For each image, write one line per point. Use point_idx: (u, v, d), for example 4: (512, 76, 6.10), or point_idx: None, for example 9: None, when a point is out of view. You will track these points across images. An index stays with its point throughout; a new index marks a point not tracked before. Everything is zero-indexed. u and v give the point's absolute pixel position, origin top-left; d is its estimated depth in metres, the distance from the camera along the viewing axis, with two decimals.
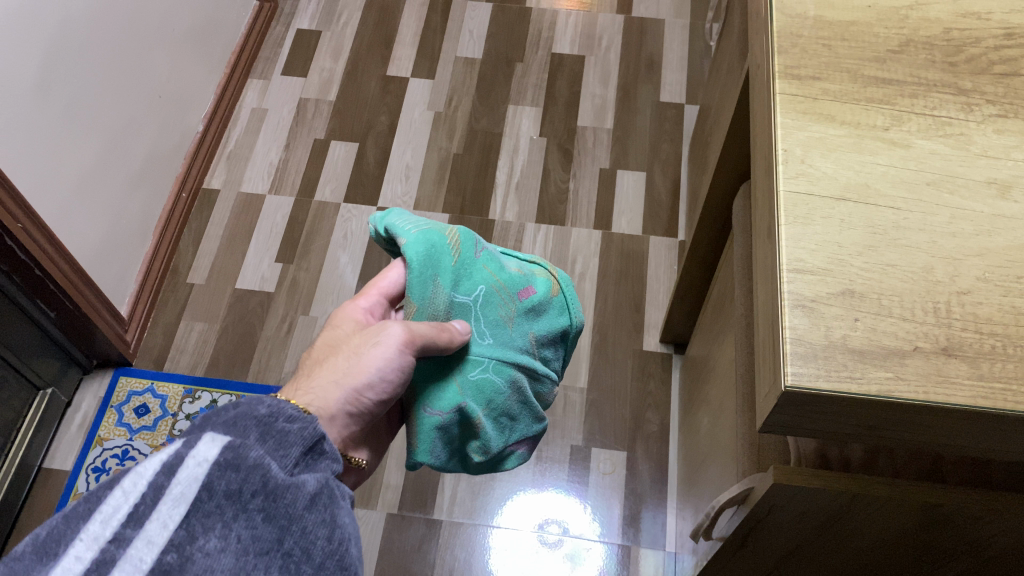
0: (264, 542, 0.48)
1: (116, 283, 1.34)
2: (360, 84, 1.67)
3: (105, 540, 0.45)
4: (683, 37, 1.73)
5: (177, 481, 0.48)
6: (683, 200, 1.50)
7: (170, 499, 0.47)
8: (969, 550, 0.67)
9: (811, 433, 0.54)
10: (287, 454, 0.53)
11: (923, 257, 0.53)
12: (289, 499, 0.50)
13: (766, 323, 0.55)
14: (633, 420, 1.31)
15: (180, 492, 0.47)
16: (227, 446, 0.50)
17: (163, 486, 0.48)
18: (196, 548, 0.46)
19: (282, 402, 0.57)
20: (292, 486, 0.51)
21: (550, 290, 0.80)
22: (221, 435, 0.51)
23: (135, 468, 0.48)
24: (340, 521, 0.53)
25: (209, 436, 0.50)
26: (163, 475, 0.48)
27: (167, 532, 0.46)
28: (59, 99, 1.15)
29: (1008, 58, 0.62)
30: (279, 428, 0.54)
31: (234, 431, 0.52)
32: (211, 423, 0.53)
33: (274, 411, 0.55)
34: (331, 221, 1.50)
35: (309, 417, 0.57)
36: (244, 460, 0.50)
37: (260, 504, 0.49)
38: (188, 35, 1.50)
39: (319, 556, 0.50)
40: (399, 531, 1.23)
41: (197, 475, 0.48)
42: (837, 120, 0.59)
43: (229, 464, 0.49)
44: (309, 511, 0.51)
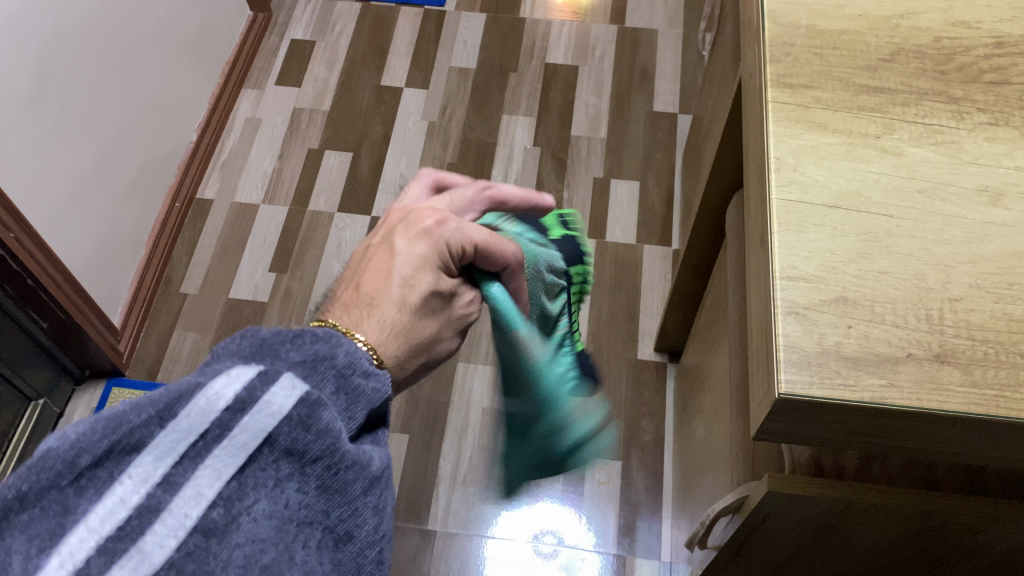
0: (311, 513, 0.40)
1: (109, 293, 1.33)
2: (354, 94, 1.68)
3: (154, 482, 0.36)
4: (676, 47, 1.73)
5: (244, 426, 0.38)
6: (677, 209, 1.51)
7: (231, 445, 0.38)
8: (964, 557, 0.67)
9: (805, 440, 0.54)
10: (353, 417, 0.43)
11: (916, 264, 0.53)
12: (350, 476, 0.42)
13: (759, 330, 0.55)
14: (628, 430, 1.31)
15: (243, 442, 0.38)
16: (305, 397, 0.40)
17: (229, 427, 0.38)
18: (244, 508, 0.38)
19: (358, 349, 0.45)
20: (356, 463, 0.42)
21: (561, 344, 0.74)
22: (299, 380, 0.41)
23: (205, 388, 0.38)
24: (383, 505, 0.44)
25: (288, 379, 0.40)
26: (232, 414, 0.38)
27: (217, 485, 0.37)
28: (52, 108, 1.15)
29: (998, 67, 0.62)
30: (354, 385, 0.44)
31: (311, 379, 0.42)
32: (286, 356, 0.42)
33: (352, 360, 0.44)
34: (324, 231, 1.49)
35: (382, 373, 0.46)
36: (319, 421, 0.40)
37: (319, 472, 0.40)
38: (182, 45, 1.50)
39: (361, 546, 0.43)
40: (393, 543, 1.22)
41: (267, 426, 0.38)
42: (829, 129, 0.59)
43: (302, 422, 0.40)
44: (365, 493, 0.43)
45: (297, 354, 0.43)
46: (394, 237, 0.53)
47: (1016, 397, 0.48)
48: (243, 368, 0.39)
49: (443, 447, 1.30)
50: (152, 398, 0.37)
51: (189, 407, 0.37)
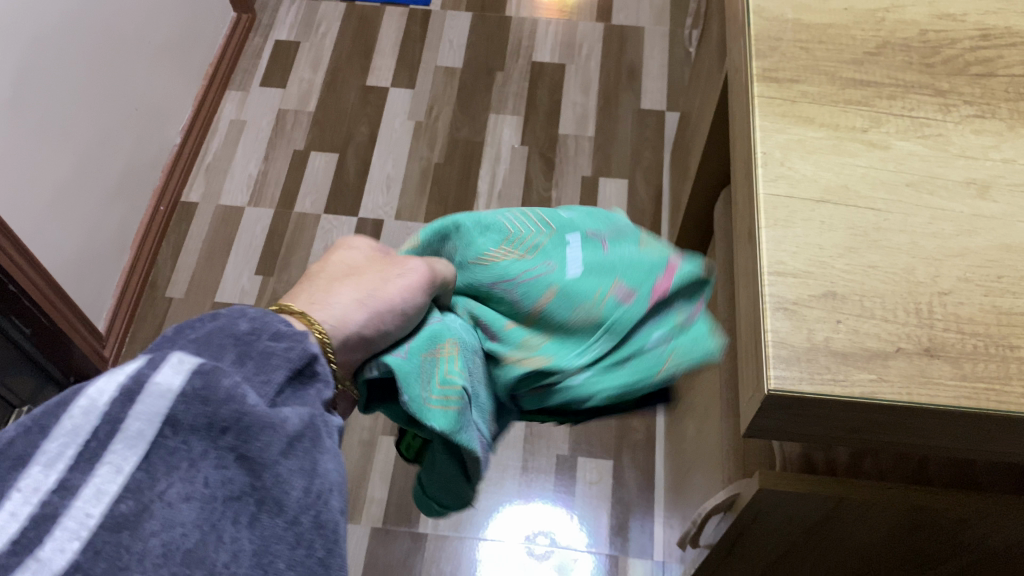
0: (234, 486, 0.40)
1: (93, 298, 1.32)
2: (340, 95, 1.66)
3: (47, 491, 0.36)
4: (663, 45, 1.73)
5: (136, 415, 0.39)
6: (666, 207, 1.50)
7: (127, 436, 0.38)
8: (957, 552, 0.66)
9: (795, 437, 0.53)
10: (267, 380, 0.44)
11: (904, 258, 0.53)
12: (264, 440, 0.40)
13: (748, 326, 0.54)
14: (619, 429, 1.30)
15: (137, 431, 0.39)
16: (195, 372, 0.41)
17: (119, 419, 0.39)
18: (157, 494, 0.38)
19: (265, 317, 0.48)
20: (267, 424, 0.41)
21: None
22: (190, 357, 0.42)
23: (87, 389, 0.39)
24: (323, 469, 0.42)
25: (175, 358, 0.41)
26: (120, 405, 0.39)
27: (120, 479, 0.38)
28: (32, 111, 1.14)
29: (984, 59, 0.62)
30: (261, 348, 0.45)
31: (206, 351, 0.44)
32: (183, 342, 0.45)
33: (256, 327, 0.47)
34: (311, 233, 1.48)
35: (298, 334, 0.47)
36: (217, 389, 0.40)
37: (231, 442, 0.40)
38: (165, 47, 1.49)
39: (294, 511, 0.40)
40: (384, 546, 1.21)
41: (160, 408, 0.39)
42: (815, 123, 0.59)
43: (197, 394, 0.40)
44: (284, 457, 0.41)
45: (194, 335, 0.46)
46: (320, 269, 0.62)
47: (1008, 390, 0.48)
48: (132, 361, 0.41)
49: None
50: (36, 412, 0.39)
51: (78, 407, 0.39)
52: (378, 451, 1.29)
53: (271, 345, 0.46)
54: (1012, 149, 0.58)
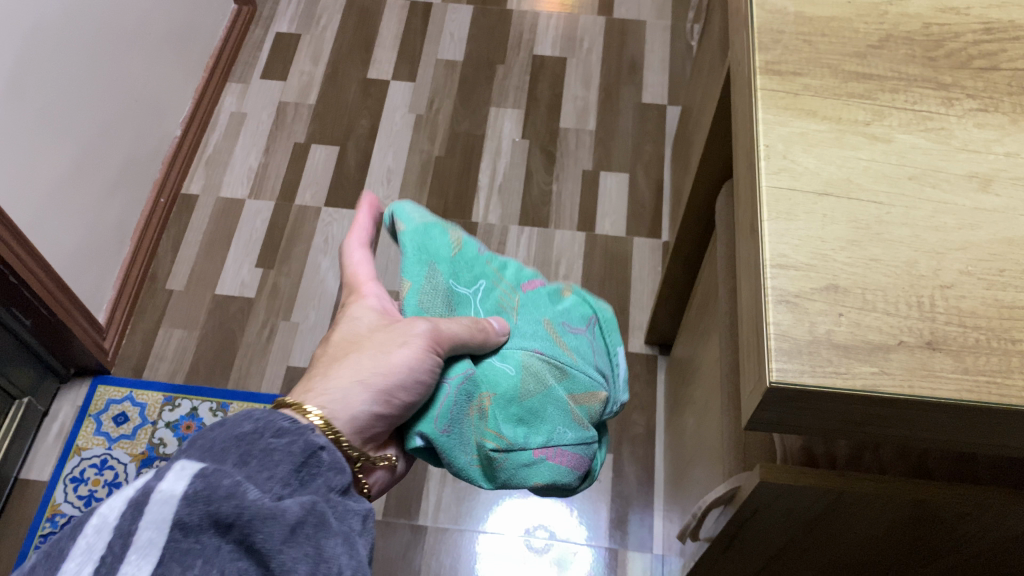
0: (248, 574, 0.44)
1: (93, 290, 1.31)
2: (340, 87, 1.66)
3: None
4: (664, 39, 1.73)
5: (145, 523, 0.42)
6: (666, 201, 1.50)
7: (139, 547, 0.42)
8: (955, 546, 0.67)
9: (796, 430, 0.53)
10: (270, 475, 0.49)
11: (906, 252, 0.53)
12: (268, 530, 0.44)
13: (749, 319, 0.54)
14: (619, 423, 1.30)
15: (148, 539, 0.42)
16: (198, 475, 0.44)
17: (130, 531, 0.42)
18: None
19: (256, 417, 0.52)
20: (273, 515, 0.45)
21: (562, 290, 0.77)
22: (193, 465, 0.46)
23: (98, 508, 0.43)
24: (328, 553, 0.46)
25: (178, 468, 0.45)
26: (129, 519, 0.42)
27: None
28: (32, 102, 1.14)
29: (987, 53, 0.62)
30: (263, 446, 0.50)
31: (210, 458, 0.48)
32: (186, 452, 0.48)
33: (258, 427, 0.51)
34: (312, 226, 1.48)
35: (299, 428, 0.53)
36: (219, 487, 0.44)
37: (237, 537, 0.44)
38: (165, 38, 1.48)
39: None
40: (383, 538, 1.22)
41: (166, 514, 0.43)
42: (818, 116, 0.59)
43: (199, 496, 0.43)
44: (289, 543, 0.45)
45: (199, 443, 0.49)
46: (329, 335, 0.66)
47: (1009, 383, 0.48)
48: (140, 477, 0.45)
49: None
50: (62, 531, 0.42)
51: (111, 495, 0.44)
52: None
53: (269, 441, 0.51)
54: (1015, 143, 0.57)
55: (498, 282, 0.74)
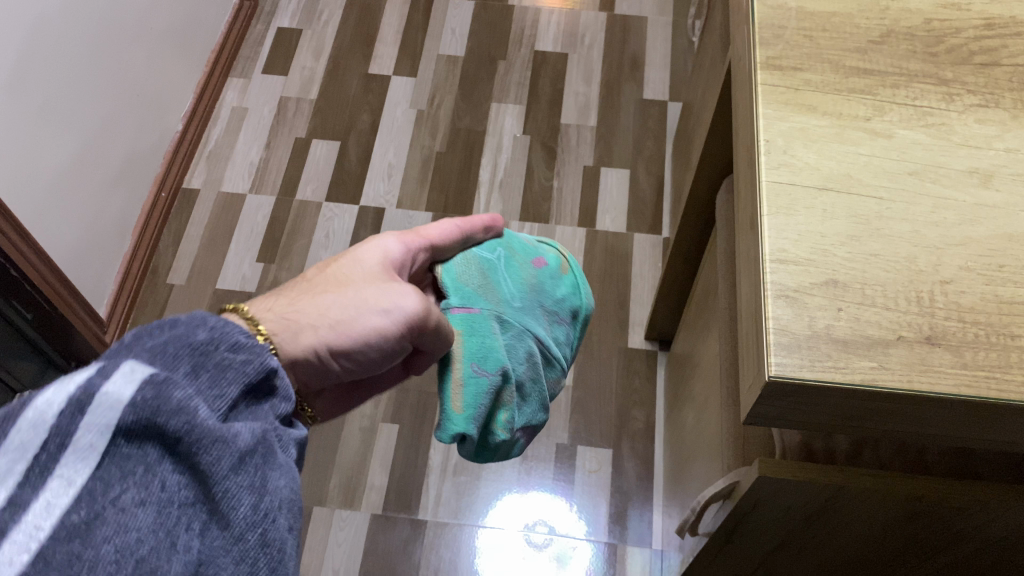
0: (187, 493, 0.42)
1: (94, 284, 1.31)
2: (341, 83, 1.66)
3: (1, 505, 0.38)
4: (666, 35, 1.73)
5: (87, 426, 0.41)
6: (667, 197, 1.50)
7: (79, 449, 0.40)
8: (953, 541, 0.67)
9: (795, 424, 0.53)
10: (221, 394, 0.46)
11: (906, 247, 0.53)
12: (213, 455, 0.42)
13: (749, 314, 0.54)
14: (619, 418, 1.31)
15: (89, 443, 0.40)
16: (148, 382, 0.42)
17: (70, 432, 0.40)
18: (110, 501, 0.40)
19: (211, 327, 0.48)
20: (220, 439, 0.43)
21: (560, 265, 0.82)
22: (144, 368, 0.43)
23: (34, 401, 0.41)
24: (272, 485, 0.45)
25: (128, 369, 0.43)
26: (69, 418, 0.40)
27: (71, 492, 0.39)
28: (34, 97, 1.14)
29: (988, 49, 0.62)
30: (218, 359, 0.47)
31: (162, 362, 0.44)
32: (133, 351, 0.45)
33: (213, 337, 0.47)
34: (313, 221, 1.48)
35: (255, 347, 0.50)
36: (169, 402, 0.42)
37: (179, 454, 0.42)
38: (165, 32, 1.48)
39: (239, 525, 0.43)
40: (383, 532, 1.22)
41: (110, 419, 0.41)
42: (819, 112, 0.59)
43: (147, 406, 0.41)
44: (235, 472, 0.43)
45: (148, 344, 0.46)
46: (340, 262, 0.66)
47: (1008, 378, 0.48)
48: (83, 372, 0.43)
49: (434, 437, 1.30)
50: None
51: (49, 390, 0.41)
52: (379, 438, 1.30)
53: (226, 356, 0.47)
54: (1015, 139, 0.57)
55: (517, 261, 0.77)
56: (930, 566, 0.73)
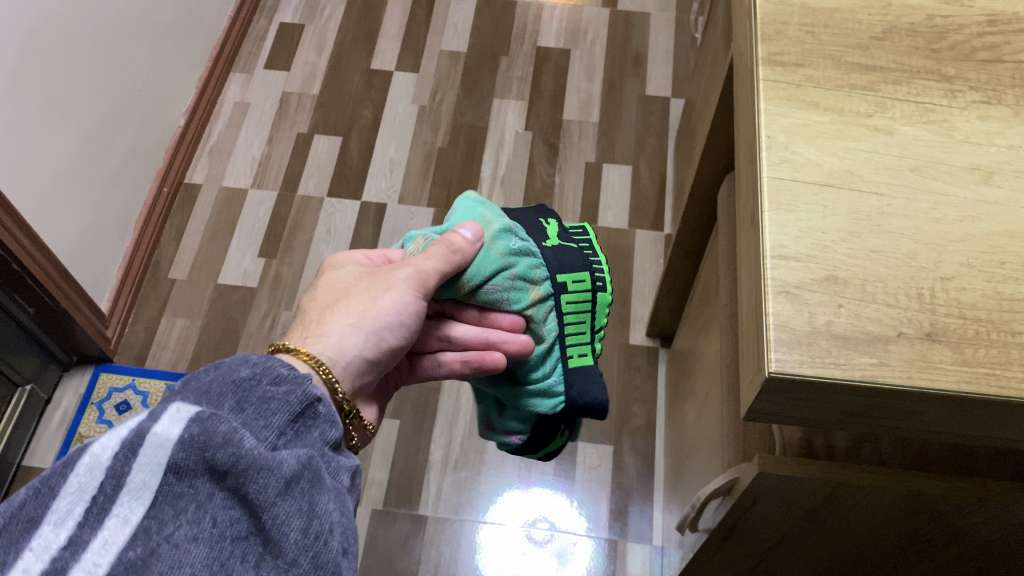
0: (239, 527, 0.41)
1: (95, 278, 1.31)
2: (344, 78, 1.66)
3: (58, 548, 0.38)
4: (668, 31, 1.72)
5: (139, 466, 0.40)
6: (669, 193, 1.49)
7: (133, 489, 0.40)
8: (954, 539, 0.67)
9: (794, 420, 0.53)
10: (267, 424, 0.45)
11: (907, 243, 0.53)
12: (260, 482, 0.41)
13: (750, 310, 0.54)
14: (619, 415, 1.30)
15: (142, 482, 0.40)
16: (193, 419, 0.42)
17: (124, 473, 0.40)
18: (163, 537, 0.39)
19: (258, 364, 0.48)
20: (267, 466, 0.41)
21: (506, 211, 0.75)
22: (190, 407, 0.43)
23: (90, 447, 0.41)
24: (322, 510, 0.43)
25: (174, 409, 0.42)
26: (123, 459, 0.40)
27: (128, 529, 0.39)
28: (36, 90, 1.14)
29: (991, 45, 0.62)
30: (260, 394, 0.46)
31: (207, 401, 0.44)
32: (181, 395, 0.45)
33: (256, 373, 0.47)
34: (314, 216, 1.48)
35: (298, 377, 0.49)
36: (213, 433, 0.41)
37: (230, 486, 0.41)
38: (167, 26, 1.48)
39: (291, 552, 0.41)
40: (384, 528, 1.22)
41: (161, 458, 0.40)
42: (821, 107, 0.59)
43: (194, 440, 0.41)
44: (283, 498, 0.41)
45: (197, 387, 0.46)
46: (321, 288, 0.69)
47: (1009, 375, 0.48)
48: (135, 417, 0.43)
49: (435, 433, 1.29)
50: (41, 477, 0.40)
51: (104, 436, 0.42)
52: (379, 434, 1.30)
53: (269, 390, 0.47)
54: (1017, 136, 0.57)
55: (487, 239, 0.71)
56: (930, 563, 0.73)
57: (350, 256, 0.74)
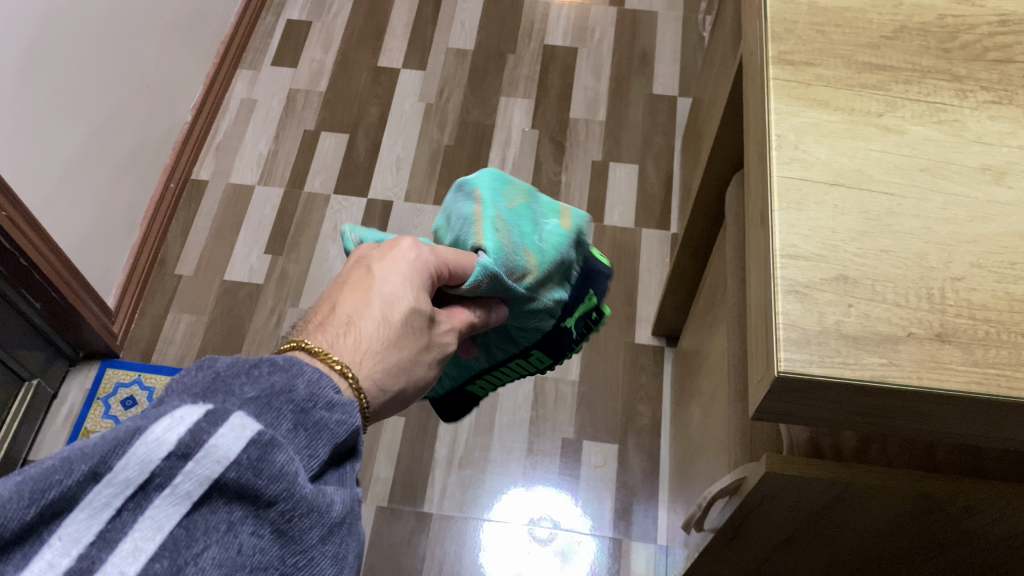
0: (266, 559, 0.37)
1: (102, 273, 1.31)
2: (351, 75, 1.66)
3: (88, 542, 0.34)
4: (676, 30, 1.72)
5: (188, 474, 0.35)
6: (676, 192, 1.49)
7: (174, 494, 0.35)
8: (962, 540, 0.67)
9: (803, 420, 0.53)
10: (314, 455, 0.39)
11: (917, 243, 0.52)
12: (304, 523, 0.37)
13: (758, 310, 0.54)
14: (624, 414, 1.30)
15: (185, 491, 0.35)
16: (254, 442, 0.36)
17: (172, 476, 0.35)
18: (192, 556, 0.35)
19: (318, 380, 0.42)
20: (313, 508, 0.38)
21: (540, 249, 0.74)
22: (250, 420, 0.37)
23: (143, 436, 0.35)
24: (346, 556, 0.40)
25: (233, 421, 0.36)
26: (172, 463, 0.35)
27: (159, 537, 0.35)
28: (44, 85, 1.14)
29: (1003, 45, 0.61)
30: (315, 418, 0.40)
31: (264, 413, 0.38)
32: (237, 398, 0.38)
33: (313, 392, 0.41)
34: (320, 214, 1.48)
35: (348, 403, 0.42)
36: (271, 464, 0.36)
37: (273, 517, 0.37)
38: (175, 23, 1.48)
39: None
40: (389, 525, 1.22)
41: (212, 474, 0.35)
42: (830, 106, 0.59)
43: (252, 466, 0.36)
44: (322, 541, 0.38)
45: (252, 390, 0.39)
46: (376, 295, 0.52)
47: (1019, 375, 0.48)
48: (187, 410, 0.36)
49: (440, 430, 1.30)
50: (79, 451, 0.34)
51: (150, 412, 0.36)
52: (384, 431, 1.29)
53: (324, 415, 0.40)
54: None
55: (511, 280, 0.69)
56: (936, 564, 0.73)
57: (405, 259, 0.56)
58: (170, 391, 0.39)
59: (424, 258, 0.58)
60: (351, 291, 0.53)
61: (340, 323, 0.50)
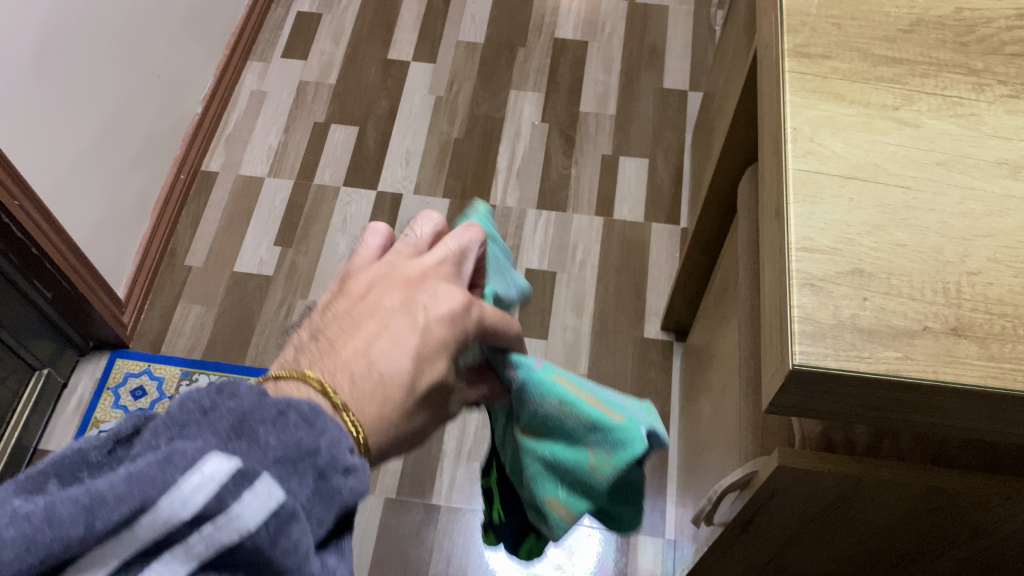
0: None
1: (112, 264, 1.31)
2: (361, 68, 1.66)
3: None
4: (687, 25, 1.71)
5: (200, 539, 0.31)
6: (686, 186, 1.48)
7: (180, 559, 0.31)
8: (973, 536, 0.66)
9: (817, 414, 0.53)
10: (327, 523, 0.35)
11: (933, 237, 0.52)
12: None
13: (773, 303, 0.54)
14: (632, 407, 1.28)
15: (194, 556, 0.31)
16: (276, 516, 0.32)
17: (181, 540, 0.31)
18: None
19: (337, 439, 0.36)
20: None
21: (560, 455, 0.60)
22: (273, 485, 0.32)
23: (161, 492, 0.30)
24: None
25: (257, 490, 0.32)
26: (186, 528, 0.31)
27: None
28: (57, 76, 1.14)
29: (1020, 39, 0.61)
30: (336, 482, 0.35)
31: (286, 473, 0.34)
32: (257, 453, 0.34)
33: (337, 451, 0.36)
34: (330, 206, 1.47)
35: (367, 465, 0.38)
36: (288, 541, 0.32)
37: None
38: (187, 15, 1.48)
39: None
40: (397, 516, 1.22)
41: (227, 543, 0.31)
42: (846, 100, 0.58)
43: (268, 542, 0.31)
44: None
45: (276, 438, 0.35)
46: (409, 339, 0.43)
47: None
48: (210, 460, 0.32)
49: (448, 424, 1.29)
50: (82, 496, 0.30)
51: (164, 453, 0.32)
52: None
53: (341, 480, 0.35)
54: None
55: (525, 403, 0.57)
56: (948, 559, 0.73)
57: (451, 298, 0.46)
58: (189, 416, 0.34)
59: (460, 301, 0.47)
60: (377, 329, 0.44)
61: (366, 370, 0.42)
